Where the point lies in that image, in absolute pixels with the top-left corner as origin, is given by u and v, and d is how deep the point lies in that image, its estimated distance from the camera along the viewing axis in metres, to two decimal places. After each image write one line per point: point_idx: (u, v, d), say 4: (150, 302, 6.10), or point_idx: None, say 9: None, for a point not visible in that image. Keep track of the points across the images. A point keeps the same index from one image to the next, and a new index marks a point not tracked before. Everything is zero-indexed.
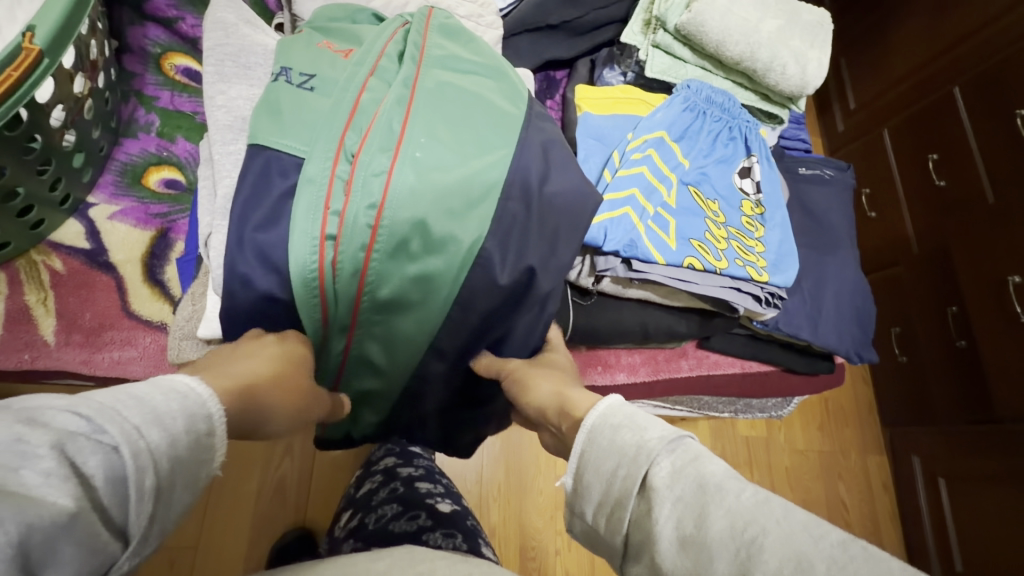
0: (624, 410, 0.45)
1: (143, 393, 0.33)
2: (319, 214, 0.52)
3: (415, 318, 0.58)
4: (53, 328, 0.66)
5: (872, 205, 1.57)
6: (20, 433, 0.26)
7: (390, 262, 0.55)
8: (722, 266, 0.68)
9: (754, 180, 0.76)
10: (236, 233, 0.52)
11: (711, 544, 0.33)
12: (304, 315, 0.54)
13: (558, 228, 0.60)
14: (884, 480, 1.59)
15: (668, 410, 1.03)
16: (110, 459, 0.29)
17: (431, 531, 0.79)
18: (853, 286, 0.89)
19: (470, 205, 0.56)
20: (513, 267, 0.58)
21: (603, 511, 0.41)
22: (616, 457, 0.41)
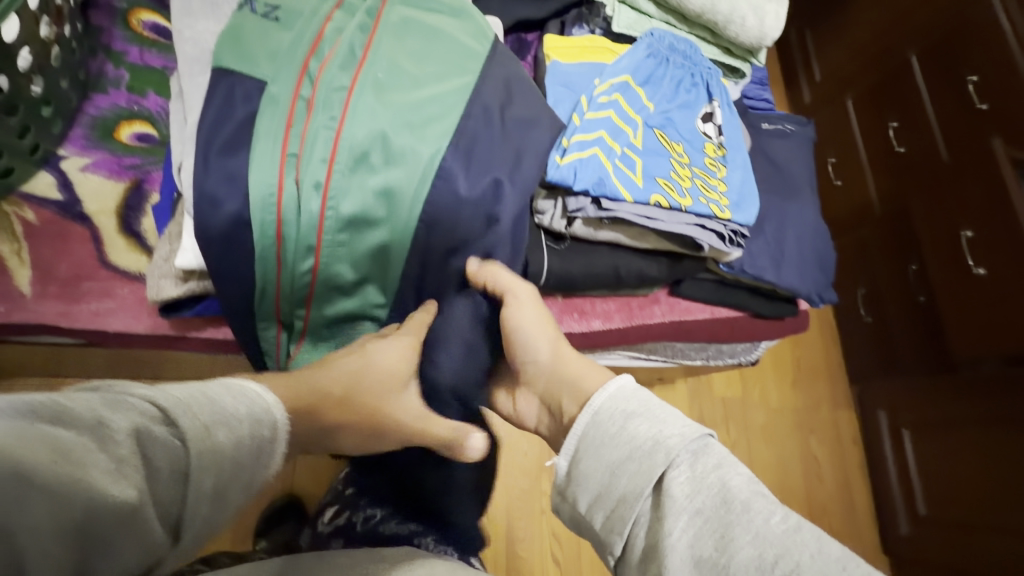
0: (636, 400, 0.53)
1: (214, 395, 0.42)
2: (281, 132, 0.59)
3: (381, 233, 0.62)
4: (28, 279, 0.66)
5: (838, 173, 1.62)
6: (112, 422, 0.34)
7: (350, 176, 0.60)
8: (687, 203, 0.72)
9: (716, 124, 0.80)
10: (201, 152, 0.58)
11: (731, 561, 0.41)
12: (259, 225, 0.58)
13: (514, 147, 0.66)
14: (854, 435, 1.62)
15: (643, 360, 1.07)
16: (175, 452, 0.37)
17: (422, 535, 0.84)
18: (813, 230, 0.94)
19: (429, 120, 0.63)
20: (469, 177, 0.64)
21: (603, 496, 0.50)
22: (627, 450, 0.49)
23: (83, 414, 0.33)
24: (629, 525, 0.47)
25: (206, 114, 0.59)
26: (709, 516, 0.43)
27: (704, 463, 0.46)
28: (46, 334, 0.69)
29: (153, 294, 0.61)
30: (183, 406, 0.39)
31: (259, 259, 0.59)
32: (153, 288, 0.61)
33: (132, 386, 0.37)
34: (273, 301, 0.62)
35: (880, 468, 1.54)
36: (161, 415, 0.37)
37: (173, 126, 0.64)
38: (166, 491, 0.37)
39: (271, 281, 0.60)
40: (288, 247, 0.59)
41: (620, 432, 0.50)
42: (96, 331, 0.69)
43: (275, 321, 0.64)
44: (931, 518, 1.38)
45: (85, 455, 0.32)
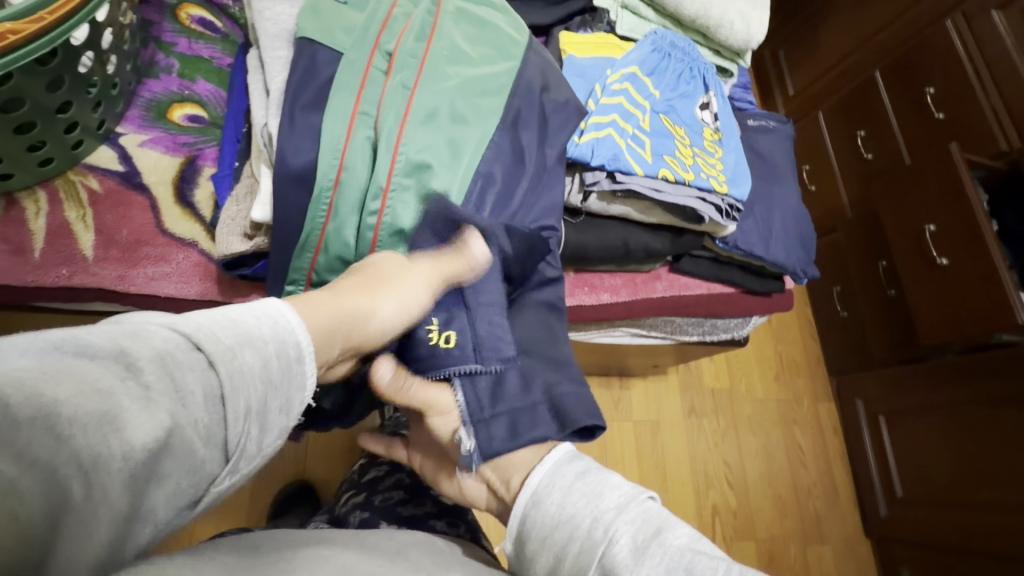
0: (571, 471, 0.60)
1: (235, 317, 0.40)
2: (356, 90, 0.68)
3: (441, 176, 0.68)
4: (91, 243, 0.71)
5: (812, 178, 1.74)
6: (126, 348, 0.32)
7: (421, 128, 0.68)
8: (690, 177, 0.82)
9: (712, 112, 0.91)
10: (289, 109, 0.65)
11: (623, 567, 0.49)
12: (326, 160, 0.65)
13: (556, 120, 0.76)
14: (833, 423, 1.71)
15: (645, 338, 1.15)
16: (206, 377, 0.35)
17: (437, 517, 0.75)
18: (796, 213, 1.05)
19: (486, 94, 0.73)
20: (513, 147, 0.73)
21: (548, 551, 0.55)
22: (554, 519, 0.56)
23: (106, 346, 0.32)
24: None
25: (293, 79, 0.67)
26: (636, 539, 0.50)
27: (632, 517, 0.52)
28: (100, 300, 0.74)
29: (220, 248, 0.67)
30: (205, 332, 0.37)
31: (313, 201, 0.65)
32: (221, 242, 0.67)
33: (149, 319, 0.35)
34: (312, 255, 0.66)
35: (861, 454, 1.62)
36: (186, 341, 0.36)
37: (255, 95, 0.71)
38: (206, 417, 0.35)
39: (317, 230, 0.66)
40: (360, 192, 0.66)
41: (558, 502, 0.57)
42: (150, 294, 0.74)
43: (305, 281, 0.68)
44: (906, 498, 1.48)
45: (111, 387, 0.30)
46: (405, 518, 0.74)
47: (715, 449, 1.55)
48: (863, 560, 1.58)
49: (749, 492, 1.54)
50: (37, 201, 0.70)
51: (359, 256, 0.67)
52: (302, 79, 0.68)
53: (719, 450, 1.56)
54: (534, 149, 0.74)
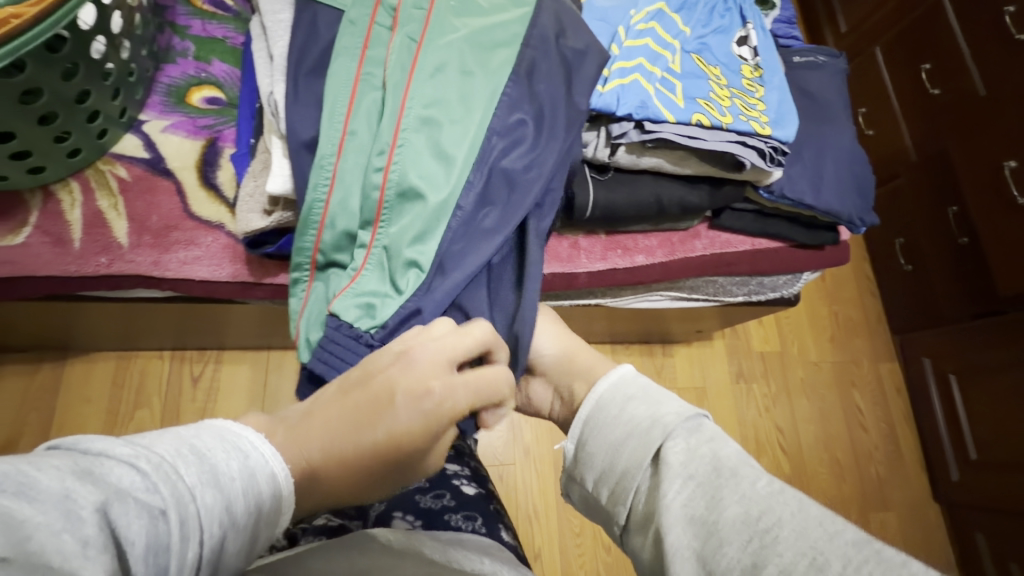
0: (636, 386, 0.63)
1: (200, 451, 0.40)
2: (359, 51, 0.66)
3: (454, 134, 0.64)
4: (125, 230, 0.74)
5: (870, 123, 1.58)
6: (71, 493, 0.31)
7: (429, 82, 0.65)
8: (727, 121, 0.74)
9: (751, 47, 0.83)
10: (293, 73, 0.65)
11: (720, 518, 0.47)
12: (329, 124, 0.63)
13: (580, 66, 0.69)
14: (897, 384, 1.60)
15: (686, 301, 1.09)
16: (157, 521, 0.35)
17: (454, 512, 0.75)
18: (851, 154, 0.95)
19: (496, 44, 0.68)
20: (529, 102, 0.68)
21: (612, 490, 0.58)
22: (629, 427, 0.58)
23: (50, 487, 0.31)
24: (641, 530, 0.53)
25: (295, 44, 0.66)
26: (701, 481, 0.50)
27: (689, 431, 0.55)
28: (140, 286, 0.77)
29: (242, 227, 0.67)
30: (167, 468, 0.37)
31: (316, 166, 0.62)
32: (242, 222, 0.67)
33: (107, 448, 0.36)
34: (316, 231, 0.63)
35: (929, 418, 1.51)
36: (142, 482, 0.35)
37: (260, 65, 0.69)
38: (145, 570, 0.33)
39: (320, 203, 0.63)
40: (366, 152, 0.64)
41: (607, 436, 0.59)
42: (185, 278, 0.77)
43: (309, 264, 0.66)
44: (981, 461, 1.36)
45: (51, 534, 0.29)
46: (422, 509, 0.74)
47: (766, 415, 1.49)
48: (930, 527, 1.49)
49: (804, 458, 1.47)
50: (71, 192, 0.73)
51: (365, 224, 0.64)
52: (305, 43, 0.67)
53: (770, 416, 1.49)
54: (558, 104, 0.69)
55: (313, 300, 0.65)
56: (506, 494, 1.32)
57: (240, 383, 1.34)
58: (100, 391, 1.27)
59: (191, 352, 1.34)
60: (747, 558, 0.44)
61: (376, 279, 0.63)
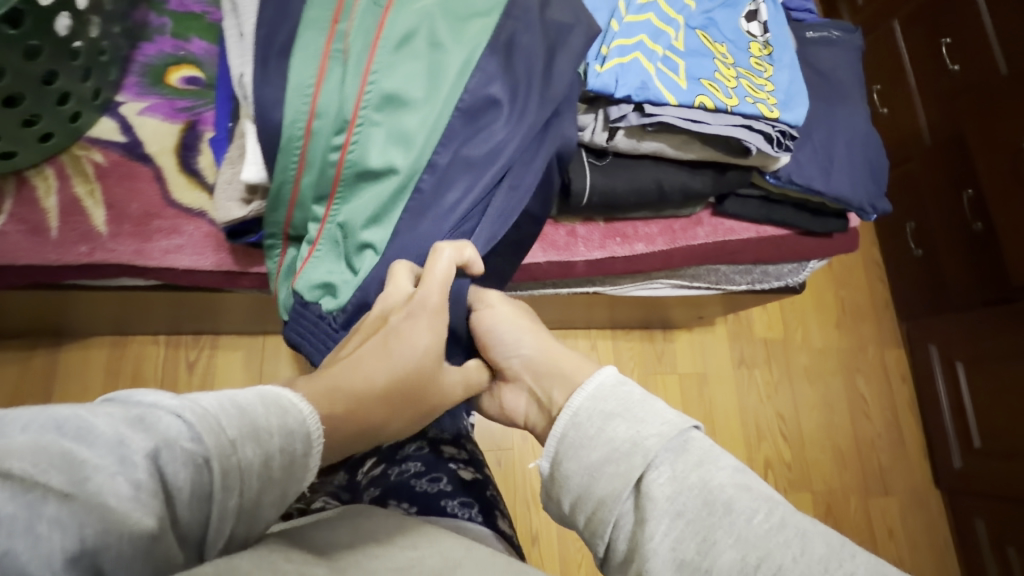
0: (614, 397, 0.54)
1: (242, 407, 0.40)
2: (327, 25, 0.60)
3: (419, 113, 0.60)
4: (104, 219, 0.71)
5: (884, 101, 1.52)
6: (124, 437, 0.32)
7: (394, 55, 0.61)
8: (733, 103, 0.70)
9: (761, 22, 0.78)
10: (262, 52, 0.59)
11: (712, 564, 0.43)
12: (295, 102, 0.58)
13: (562, 42, 0.64)
14: (902, 371, 1.57)
15: (687, 289, 1.06)
16: (201, 471, 0.35)
17: (450, 497, 0.73)
18: (864, 138, 0.90)
19: (472, 13, 0.64)
20: (507, 76, 0.63)
21: (588, 518, 0.51)
22: (608, 450, 0.51)
23: (104, 433, 0.32)
24: (621, 567, 0.49)
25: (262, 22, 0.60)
26: (691, 519, 0.45)
27: (673, 452, 0.49)
28: (124, 275, 0.75)
29: (222, 217, 0.64)
30: (213, 420, 0.37)
31: (283, 149, 0.59)
32: (220, 212, 0.64)
33: (157, 398, 0.35)
34: (287, 209, 0.62)
35: (933, 404, 1.49)
36: (187, 432, 0.35)
37: (230, 43, 0.65)
38: (189, 514, 0.35)
39: (289, 183, 0.60)
40: (323, 128, 0.59)
41: (583, 459, 0.52)
42: (168, 268, 0.74)
43: (283, 237, 0.65)
44: (985, 449, 1.34)
45: (107, 476, 0.31)
46: (418, 494, 0.73)
47: (767, 401, 1.47)
48: (931, 513, 1.48)
49: (805, 445, 1.45)
50: (46, 178, 0.70)
51: (320, 199, 0.62)
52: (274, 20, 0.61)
53: (771, 403, 1.47)
54: (536, 77, 0.63)
55: (283, 272, 0.65)
56: (503, 480, 1.32)
57: (235, 368, 1.33)
58: (96, 376, 1.27)
59: (186, 337, 1.33)
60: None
61: (330, 260, 0.62)
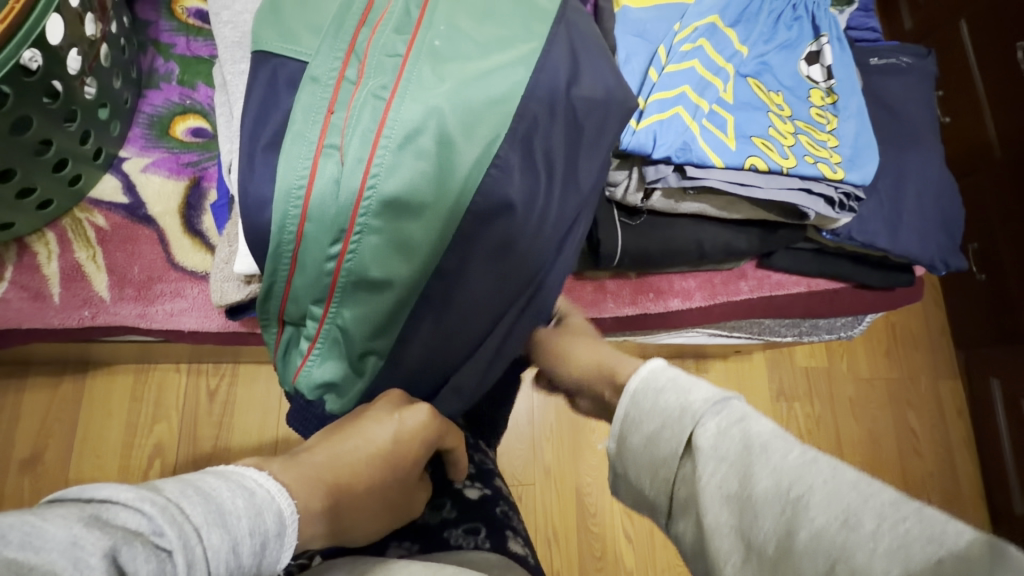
0: (665, 374, 0.48)
1: (205, 489, 0.37)
2: (321, 117, 0.52)
3: (424, 222, 0.52)
4: (105, 283, 0.68)
5: (946, 109, 1.36)
6: (76, 537, 0.29)
7: (398, 154, 0.51)
8: (790, 165, 0.61)
9: (824, 66, 0.67)
10: (247, 148, 0.52)
11: (756, 502, 0.36)
12: (283, 206, 0.51)
13: (591, 125, 0.56)
14: (959, 405, 1.42)
15: (726, 338, 0.97)
16: (163, 565, 0.31)
17: (454, 526, 0.66)
18: (938, 185, 0.79)
19: (489, 101, 0.53)
20: (526, 169, 0.54)
21: (653, 480, 0.45)
22: (660, 418, 0.45)
23: (55, 535, 0.28)
24: (683, 520, 0.43)
25: (249, 111, 0.53)
26: (734, 461, 0.39)
27: (726, 417, 0.42)
28: (130, 332, 0.72)
29: (218, 299, 0.60)
30: (174, 508, 0.34)
31: (273, 253, 0.52)
32: (217, 292, 0.60)
33: (112, 490, 0.32)
34: (280, 302, 0.56)
35: (993, 441, 1.34)
36: (147, 524, 0.32)
37: (219, 123, 0.61)
38: None
39: (281, 282, 0.54)
40: (316, 236, 0.51)
41: (641, 429, 0.46)
42: (172, 330, 0.71)
43: (277, 320, 0.58)
44: None
45: None
46: (420, 527, 0.66)
47: (807, 437, 1.35)
48: None
49: None
50: (47, 243, 0.67)
51: (318, 300, 0.55)
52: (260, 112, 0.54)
53: (814, 439, 1.36)
54: (557, 168, 0.56)
55: (280, 352, 0.60)
56: (527, 517, 1.24)
57: (256, 397, 1.28)
58: (119, 405, 1.24)
59: (208, 365, 1.28)
60: (780, 529, 0.35)
61: (332, 362, 0.57)
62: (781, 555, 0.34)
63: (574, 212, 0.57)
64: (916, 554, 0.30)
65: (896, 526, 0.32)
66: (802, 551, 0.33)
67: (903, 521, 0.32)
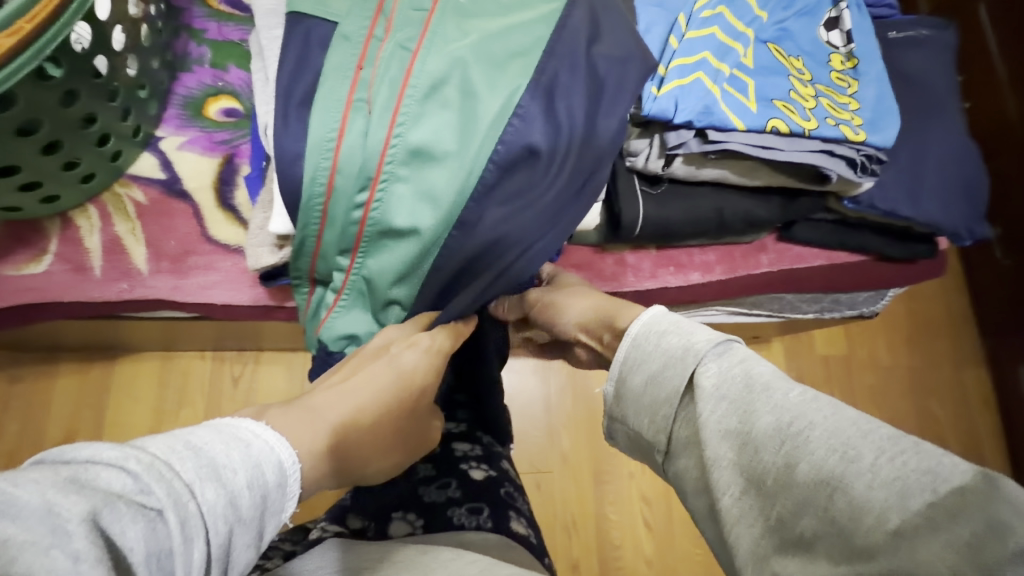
0: (666, 319, 0.50)
1: (198, 445, 0.36)
2: (352, 73, 0.55)
3: (448, 169, 0.55)
4: (143, 256, 0.71)
5: (967, 95, 1.33)
6: (52, 503, 0.28)
7: (423, 104, 0.55)
8: (812, 126, 0.62)
9: (843, 30, 0.68)
10: (282, 106, 0.55)
11: (757, 436, 0.40)
12: (315, 159, 0.54)
13: (612, 79, 0.58)
14: (985, 394, 1.39)
15: (745, 316, 0.97)
16: (153, 525, 0.31)
17: (458, 506, 0.66)
18: (959, 154, 0.79)
19: (511, 53, 0.57)
20: (548, 118, 0.56)
21: (652, 421, 0.48)
22: (662, 360, 0.48)
23: (29, 503, 0.28)
24: (683, 455, 0.46)
25: (283, 73, 0.56)
26: (734, 399, 0.42)
27: (725, 357, 0.45)
28: (164, 307, 0.75)
29: (252, 263, 0.63)
30: (161, 467, 0.33)
31: (304, 208, 0.55)
32: (251, 257, 0.63)
33: (95, 452, 0.32)
34: (310, 259, 0.59)
35: (1021, 428, 1.32)
36: (133, 484, 0.31)
37: (256, 88, 0.64)
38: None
39: (312, 237, 0.57)
40: (344, 185, 0.55)
41: (643, 372, 0.49)
42: (205, 303, 0.73)
43: (308, 278, 0.62)
44: None
45: (39, 551, 0.27)
46: (425, 505, 0.67)
47: None
48: None
49: None
50: (88, 217, 0.70)
51: (344, 252, 0.58)
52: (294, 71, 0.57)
53: None
54: (578, 126, 0.57)
55: (308, 315, 0.63)
56: (542, 506, 1.24)
57: (277, 385, 1.30)
58: (147, 391, 1.27)
59: (231, 353, 1.30)
60: (781, 461, 0.38)
61: (358, 312, 0.61)
62: (780, 484, 0.38)
63: (594, 163, 0.58)
64: (911, 485, 0.34)
65: (893, 458, 0.35)
66: (803, 480, 0.37)
67: (902, 455, 0.35)
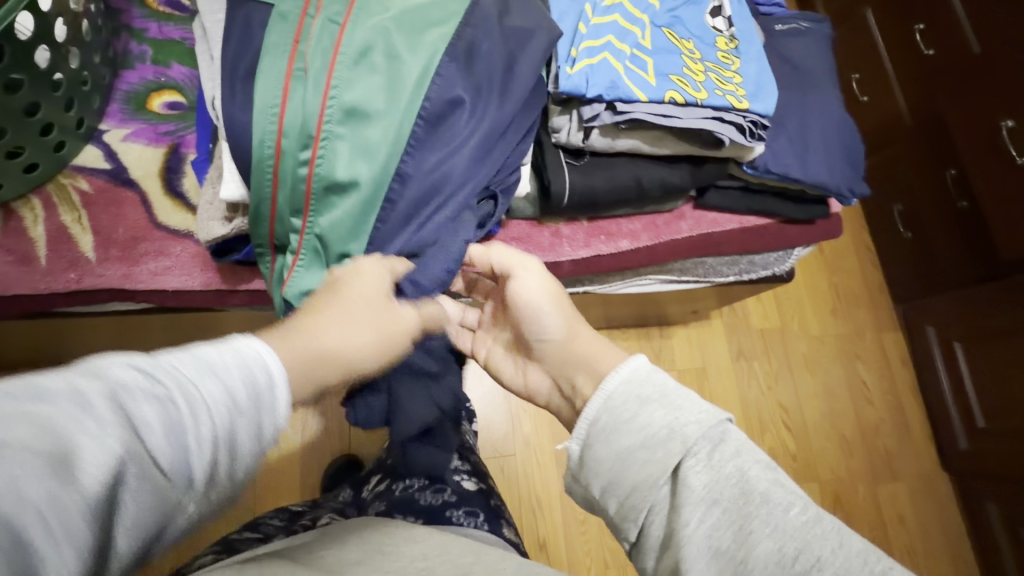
0: (648, 387, 0.54)
1: (197, 350, 0.40)
2: (289, 48, 0.61)
3: (381, 125, 0.62)
4: (91, 245, 0.72)
5: (862, 88, 1.49)
6: (76, 385, 0.32)
7: (354, 69, 0.62)
8: (702, 97, 0.72)
9: (725, 17, 0.80)
10: (229, 82, 0.61)
11: (751, 558, 0.43)
12: (262, 125, 0.60)
13: (519, 46, 0.67)
14: (901, 353, 1.52)
15: (676, 283, 1.06)
16: (165, 405, 0.35)
17: (455, 507, 0.74)
18: (837, 124, 0.92)
19: (429, 23, 0.65)
20: (469, 82, 0.64)
21: (621, 502, 0.50)
22: (641, 437, 0.50)
23: (56, 385, 0.32)
24: (653, 551, 0.48)
25: (227, 53, 0.62)
26: (727, 508, 0.45)
27: (713, 452, 0.48)
28: (114, 299, 0.75)
29: (204, 236, 0.67)
30: (165, 366, 0.37)
31: (256, 171, 0.61)
32: (202, 231, 0.67)
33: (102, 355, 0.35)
34: (268, 223, 0.64)
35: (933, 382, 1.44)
36: (143, 376, 0.35)
37: (203, 67, 0.68)
38: (169, 449, 0.34)
39: (266, 201, 0.62)
40: (289, 144, 0.60)
41: (614, 444, 0.51)
42: (157, 291, 0.74)
43: (270, 246, 0.66)
44: (990, 428, 1.30)
45: (70, 421, 0.30)
46: (421, 507, 0.74)
47: (768, 393, 1.43)
48: (942, 498, 1.41)
49: (809, 436, 1.41)
50: (33, 208, 0.71)
51: (297, 213, 0.63)
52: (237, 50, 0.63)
53: (773, 394, 1.43)
54: (497, 80, 0.66)
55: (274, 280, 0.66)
56: (509, 488, 1.28)
57: None
58: None
59: None
60: None
61: (315, 271, 0.64)
62: None
63: (513, 116, 0.66)
64: None
65: None
66: None
67: None
